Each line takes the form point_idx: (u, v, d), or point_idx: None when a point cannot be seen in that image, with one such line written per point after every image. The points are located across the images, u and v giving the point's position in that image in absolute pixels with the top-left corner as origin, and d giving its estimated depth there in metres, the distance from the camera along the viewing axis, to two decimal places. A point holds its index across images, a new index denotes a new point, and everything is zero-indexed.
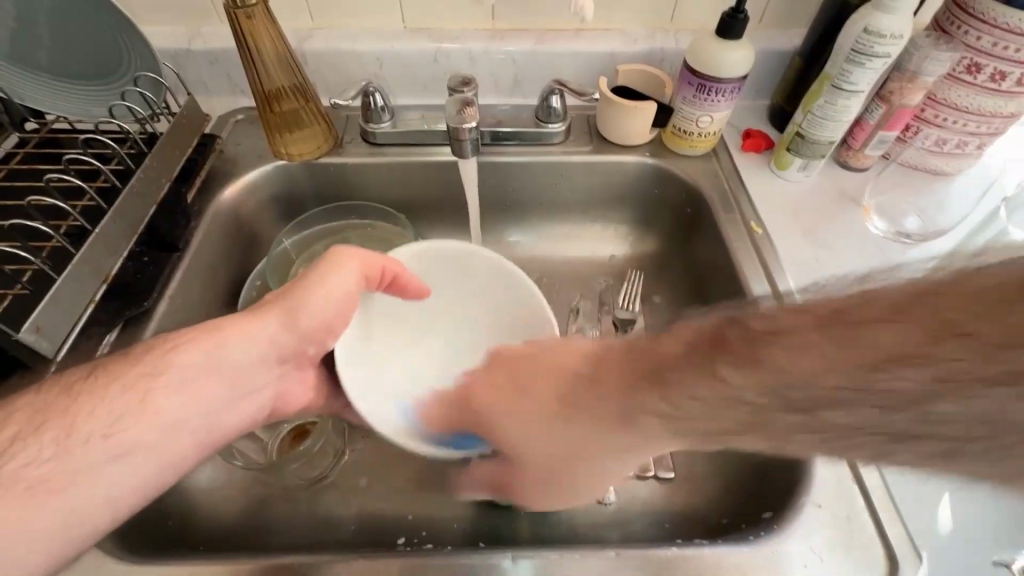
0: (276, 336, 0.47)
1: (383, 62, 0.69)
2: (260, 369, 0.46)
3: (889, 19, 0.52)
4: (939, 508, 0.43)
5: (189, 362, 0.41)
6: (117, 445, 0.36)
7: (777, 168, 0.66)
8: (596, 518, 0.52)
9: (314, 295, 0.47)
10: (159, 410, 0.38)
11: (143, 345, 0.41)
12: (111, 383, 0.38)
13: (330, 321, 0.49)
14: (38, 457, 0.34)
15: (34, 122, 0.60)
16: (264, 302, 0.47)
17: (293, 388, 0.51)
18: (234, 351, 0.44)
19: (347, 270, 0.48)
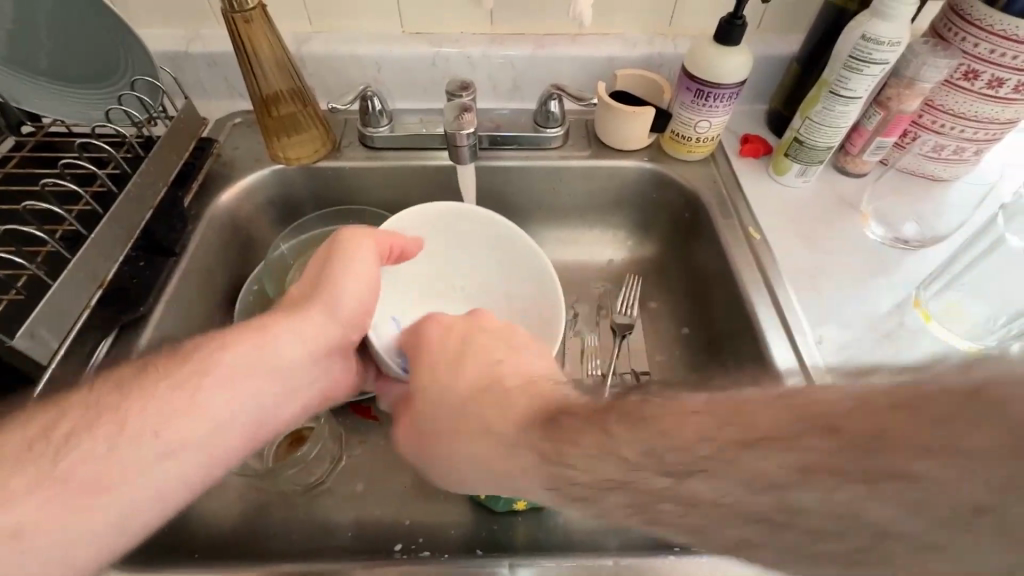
0: (323, 331, 0.45)
1: (381, 66, 0.69)
2: (312, 367, 0.44)
3: (888, 26, 0.52)
4: None
5: (240, 359, 0.40)
6: (169, 443, 0.35)
7: (776, 174, 0.66)
8: (594, 524, 0.52)
9: (349, 279, 0.46)
10: (205, 409, 0.37)
11: (193, 343, 0.40)
12: (162, 381, 0.37)
13: (366, 304, 0.48)
14: (91, 453, 0.33)
15: (31, 126, 0.60)
16: (301, 295, 0.46)
17: (344, 380, 0.49)
18: (282, 348, 0.42)
19: (362, 251, 0.48)
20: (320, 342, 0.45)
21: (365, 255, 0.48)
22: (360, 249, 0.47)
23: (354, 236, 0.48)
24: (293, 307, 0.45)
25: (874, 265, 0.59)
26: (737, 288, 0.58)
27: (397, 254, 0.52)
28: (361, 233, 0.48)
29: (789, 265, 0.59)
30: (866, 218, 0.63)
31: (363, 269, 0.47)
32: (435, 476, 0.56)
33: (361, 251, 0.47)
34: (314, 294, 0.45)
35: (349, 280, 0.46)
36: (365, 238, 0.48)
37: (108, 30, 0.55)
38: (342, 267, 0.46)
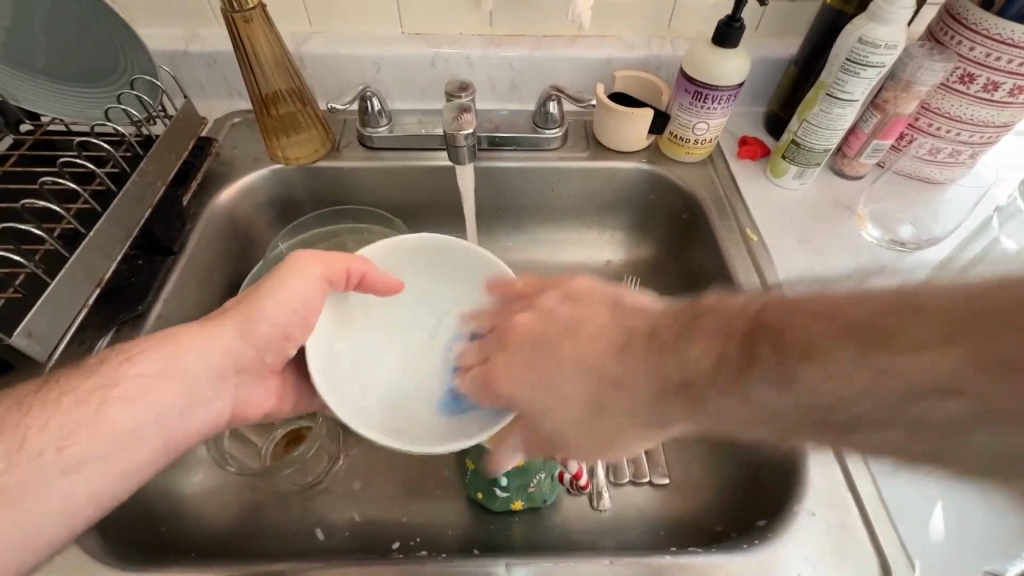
0: (235, 346, 0.45)
1: (380, 67, 0.70)
2: (219, 379, 0.45)
3: (885, 29, 0.52)
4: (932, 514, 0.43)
5: (152, 369, 0.40)
6: (69, 458, 0.36)
7: (773, 176, 0.67)
8: (590, 523, 0.52)
9: (272, 301, 0.45)
10: (114, 421, 0.38)
11: (100, 356, 0.40)
12: (65, 396, 0.37)
13: (288, 328, 0.47)
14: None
15: (29, 123, 0.60)
16: (221, 312, 0.46)
17: (257, 397, 0.49)
18: (194, 361, 0.43)
19: (305, 276, 0.46)
20: (232, 355, 0.45)
21: (305, 277, 0.47)
22: (300, 273, 0.46)
23: (301, 258, 0.47)
24: (209, 322, 0.45)
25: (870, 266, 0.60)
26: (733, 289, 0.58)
27: (358, 281, 0.49)
28: (308, 258, 0.47)
29: (786, 267, 0.59)
30: (862, 220, 0.63)
31: (293, 295, 0.46)
32: (433, 476, 0.56)
33: (301, 275, 0.46)
34: (233, 312, 0.45)
35: (273, 305, 0.45)
36: (306, 261, 0.47)
37: (108, 30, 0.55)
38: (272, 288, 0.46)
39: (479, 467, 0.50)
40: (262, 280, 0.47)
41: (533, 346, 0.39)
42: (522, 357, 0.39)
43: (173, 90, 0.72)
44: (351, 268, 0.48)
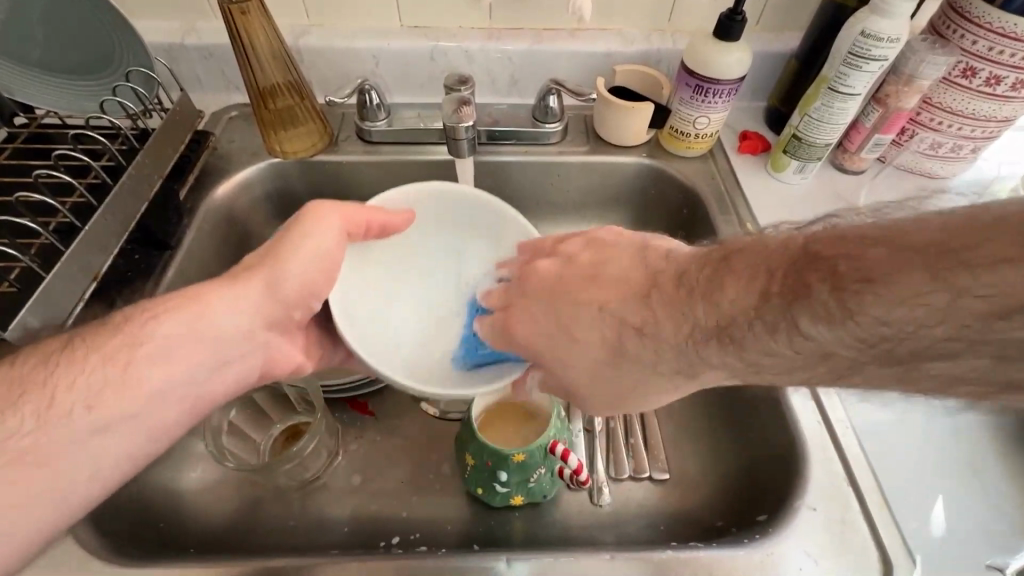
0: (263, 302, 0.44)
1: (379, 60, 0.69)
2: (249, 337, 0.44)
3: (887, 22, 0.52)
4: (933, 511, 0.44)
5: (176, 329, 0.40)
6: (99, 418, 0.36)
7: (774, 171, 0.66)
8: (591, 519, 0.52)
9: (298, 255, 0.45)
10: (139, 381, 0.37)
11: (124, 313, 0.40)
12: (93, 354, 0.37)
13: (313, 283, 0.46)
14: (18, 431, 0.33)
15: (23, 117, 0.58)
16: (246, 268, 0.45)
17: (283, 355, 0.48)
18: (221, 317, 0.42)
19: (328, 226, 0.46)
20: (260, 312, 0.44)
21: (328, 230, 0.46)
22: (323, 223, 0.46)
23: (319, 209, 0.47)
24: (232, 278, 0.44)
25: None
26: None
27: (378, 231, 0.49)
28: (331, 208, 0.47)
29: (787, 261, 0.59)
30: None
31: (321, 248, 0.46)
32: (432, 472, 0.56)
33: (322, 225, 0.46)
34: (259, 268, 0.45)
35: (296, 261, 0.45)
36: (328, 210, 0.47)
37: (110, 25, 0.55)
38: (297, 240, 0.45)
39: (479, 462, 0.50)
40: (286, 233, 0.46)
41: (567, 317, 0.40)
42: (567, 335, 0.40)
43: (169, 84, 0.71)
44: (369, 220, 0.48)
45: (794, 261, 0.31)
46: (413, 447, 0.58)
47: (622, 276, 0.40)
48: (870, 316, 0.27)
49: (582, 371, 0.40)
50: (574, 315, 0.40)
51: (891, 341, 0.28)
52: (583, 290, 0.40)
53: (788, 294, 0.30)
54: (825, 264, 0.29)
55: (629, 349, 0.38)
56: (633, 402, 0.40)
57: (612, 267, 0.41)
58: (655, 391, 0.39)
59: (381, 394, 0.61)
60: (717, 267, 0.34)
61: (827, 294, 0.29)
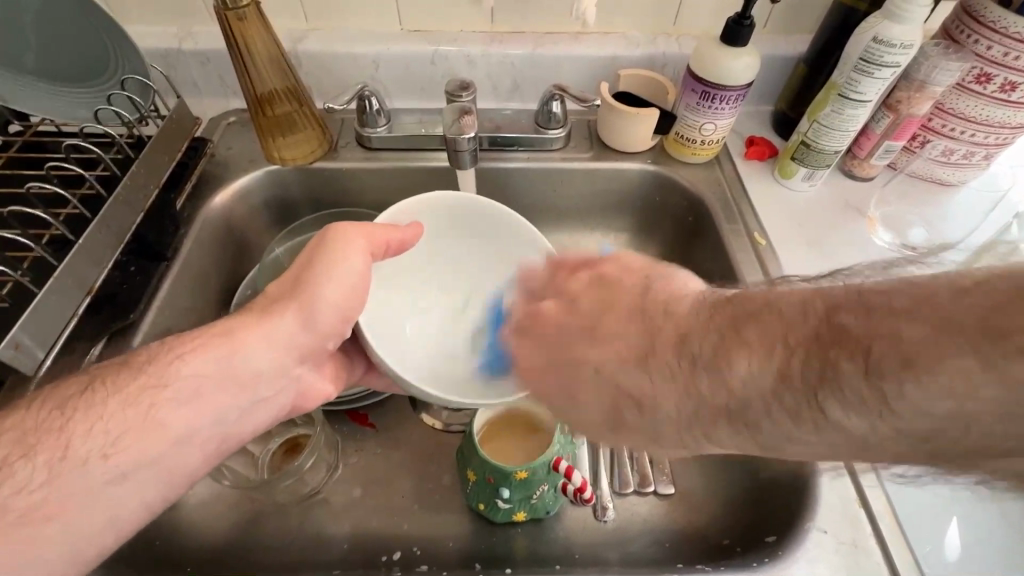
0: (294, 334, 0.45)
1: (378, 65, 0.68)
2: (274, 375, 0.44)
3: (900, 28, 0.51)
4: (947, 535, 0.42)
5: (200, 371, 0.40)
6: (117, 467, 0.35)
7: (782, 177, 0.65)
8: (596, 536, 0.51)
9: (331, 282, 0.44)
10: (166, 426, 0.37)
11: (146, 353, 0.40)
12: (111, 397, 0.36)
13: (347, 307, 0.46)
14: (28, 484, 0.32)
15: (19, 125, 0.58)
16: (276, 299, 0.45)
17: (312, 383, 0.49)
18: (252, 356, 0.43)
19: (354, 252, 0.45)
20: (285, 347, 0.45)
21: (354, 253, 0.45)
22: (347, 249, 0.45)
23: (342, 231, 0.46)
24: (261, 314, 0.44)
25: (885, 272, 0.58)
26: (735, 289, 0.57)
27: (396, 249, 0.49)
28: (352, 233, 0.46)
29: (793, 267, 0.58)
30: (872, 223, 0.62)
31: (349, 272, 0.45)
32: (434, 486, 0.55)
33: (348, 249, 0.45)
34: (289, 299, 0.44)
35: (330, 286, 0.44)
36: (351, 232, 0.46)
37: (95, 28, 0.54)
38: (325, 266, 0.45)
39: (481, 479, 0.49)
40: (313, 259, 0.45)
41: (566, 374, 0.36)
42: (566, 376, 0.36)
43: (165, 90, 0.70)
44: (389, 238, 0.48)
45: (818, 337, 0.27)
46: (414, 461, 0.57)
47: (622, 332, 0.34)
48: (909, 406, 0.24)
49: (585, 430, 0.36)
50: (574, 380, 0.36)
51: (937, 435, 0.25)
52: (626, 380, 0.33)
53: (828, 339, 0.26)
54: (855, 344, 0.25)
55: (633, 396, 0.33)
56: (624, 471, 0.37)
57: (612, 320, 0.35)
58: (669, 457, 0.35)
59: (381, 406, 0.60)
60: (730, 333, 0.29)
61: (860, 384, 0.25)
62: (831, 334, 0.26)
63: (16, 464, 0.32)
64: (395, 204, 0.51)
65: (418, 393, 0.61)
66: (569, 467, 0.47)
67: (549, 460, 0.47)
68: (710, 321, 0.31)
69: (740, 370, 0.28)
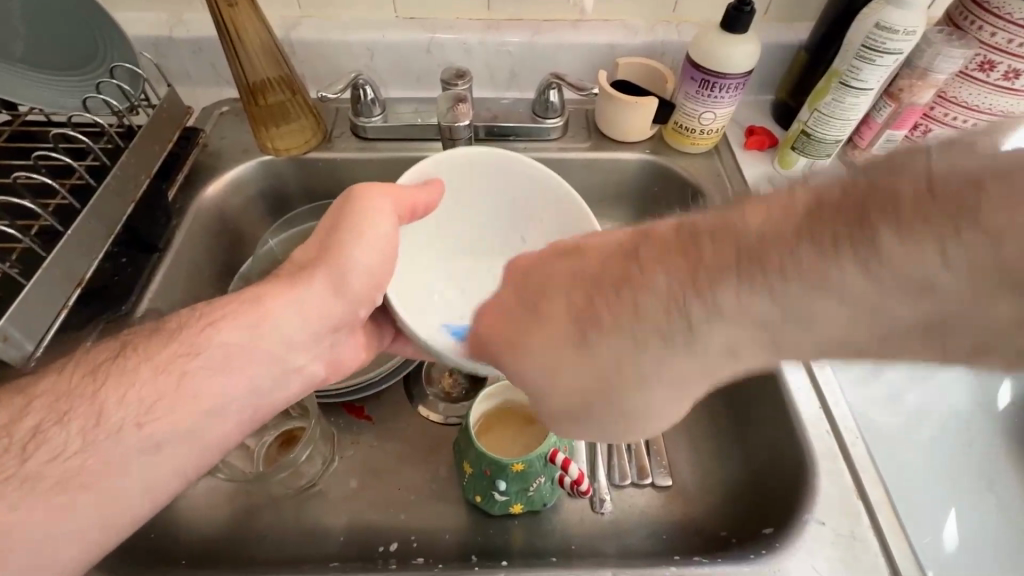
0: (327, 299, 0.44)
1: (373, 54, 0.67)
2: (310, 341, 0.44)
3: (902, 14, 0.50)
4: (945, 525, 0.44)
5: (233, 338, 0.40)
6: (151, 436, 0.35)
7: (781, 167, 0.64)
8: (592, 528, 0.50)
9: (360, 245, 0.44)
10: (195, 393, 0.37)
11: (177, 319, 0.40)
12: (145, 363, 0.37)
13: (376, 275, 0.45)
14: (63, 451, 0.33)
15: (7, 114, 0.57)
16: (308, 264, 0.44)
17: (347, 352, 0.50)
18: (287, 320, 0.42)
19: (378, 215, 0.44)
20: (318, 311, 0.44)
21: (383, 213, 0.45)
22: (374, 212, 0.44)
23: (366, 196, 0.45)
24: (293, 277, 0.44)
25: None
26: None
27: (421, 213, 0.48)
28: (375, 193, 0.45)
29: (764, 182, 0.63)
30: None
31: (378, 236, 0.44)
32: (430, 479, 0.55)
33: (373, 214, 0.44)
34: (318, 265, 0.44)
35: (357, 249, 0.44)
36: (376, 193, 0.45)
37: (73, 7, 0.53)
38: (355, 228, 0.44)
39: (477, 471, 0.48)
40: (343, 220, 0.45)
41: (544, 316, 0.31)
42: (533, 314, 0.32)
43: (157, 79, 0.69)
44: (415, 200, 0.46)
45: (827, 224, 0.22)
46: (410, 453, 0.57)
47: (588, 265, 0.31)
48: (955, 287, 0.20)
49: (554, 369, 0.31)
50: (536, 320, 0.32)
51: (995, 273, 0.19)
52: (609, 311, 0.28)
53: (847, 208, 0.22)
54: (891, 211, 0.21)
55: (601, 314, 0.28)
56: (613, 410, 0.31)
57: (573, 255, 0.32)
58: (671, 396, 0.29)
59: (377, 398, 0.60)
60: (702, 254, 0.25)
61: (907, 261, 0.21)
62: (846, 207, 0.22)
63: (49, 432, 0.33)
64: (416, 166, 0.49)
65: (415, 386, 0.61)
66: (566, 459, 0.47)
67: (546, 452, 0.47)
68: (684, 225, 0.28)
69: (731, 291, 0.24)
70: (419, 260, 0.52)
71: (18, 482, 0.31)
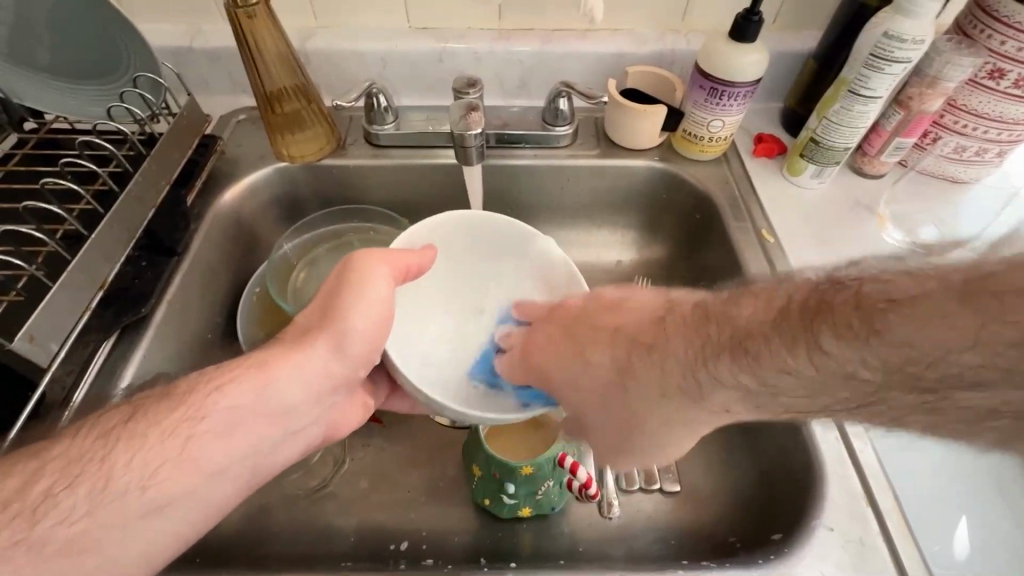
0: (328, 363, 0.44)
1: (386, 63, 0.68)
2: (310, 406, 0.43)
3: (911, 23, 0.50)
4: (956, 530, 0.43)
5: (235, 403, 0.39)
6: (156, 499, 0.34)
7: (790, 174, 0.65)
8: (600, 532, 0.51)
9: (357, 310, 0.44)
10: (199, 458, 0.36)
11: (185, 384, 0.39)
12: (152, 426, 0.36)
13: (375, 337, 0.45)
14: (59, 519, 0.32)
15: (34, 122, 0.59)
16: (307, 329, 0.44)
17: (344, 414, 0.49)
18: (285, 385, 0.41)
19: (377, 276, 0.45)
20: (324, 376, 0.44)
21: (381, 280, 0.45)
22: (371, 274, 0.45)
23: (363, 258, 0.46)
24: (294, 344, 0.43)
25: (869, 233, 0.60)
26: (732, 250, 0.60)
27: (415, 273, 0.49)
28: (372, 255, 0.46)
29: (772, 203, 0.63)
30: (882, 221, 0.61)
31: (376, 300, 0.45)
32: (440, 480, 0.56)
33: (371, 275, 0.45)
34: (322, 328, 0.44)
35: (357, 313, 0.44)
36: (371, 260, 0.46)
37: (90, 5, 0.53)
38: (356, 293, 0.44)
39: (486, 474, 0.49)
40: (340, 287, 0.45)
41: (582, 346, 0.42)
42: (580, 349, 0.42)
43: (177, 87, 0.71)
44: (410, 263, 0.48)
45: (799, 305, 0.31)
46: (420, 456, 0.57)
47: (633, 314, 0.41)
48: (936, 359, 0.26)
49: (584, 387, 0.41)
50: (586, 345, 0.42)
51: (918, 369, 0.27)
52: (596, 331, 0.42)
53: (809, 312, 0.30)
54: (842, 311, 0.28)
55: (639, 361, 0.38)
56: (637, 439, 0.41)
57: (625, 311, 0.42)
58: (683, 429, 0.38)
59: None
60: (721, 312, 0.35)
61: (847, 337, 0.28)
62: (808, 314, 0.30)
63: (51, 502, 0.32)
64: (412, 229, 0.51)
65: None
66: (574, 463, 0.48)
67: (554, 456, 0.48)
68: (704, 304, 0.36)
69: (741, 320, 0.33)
70: (418, 299, 0.53)
71: (44, 535, 0.31)
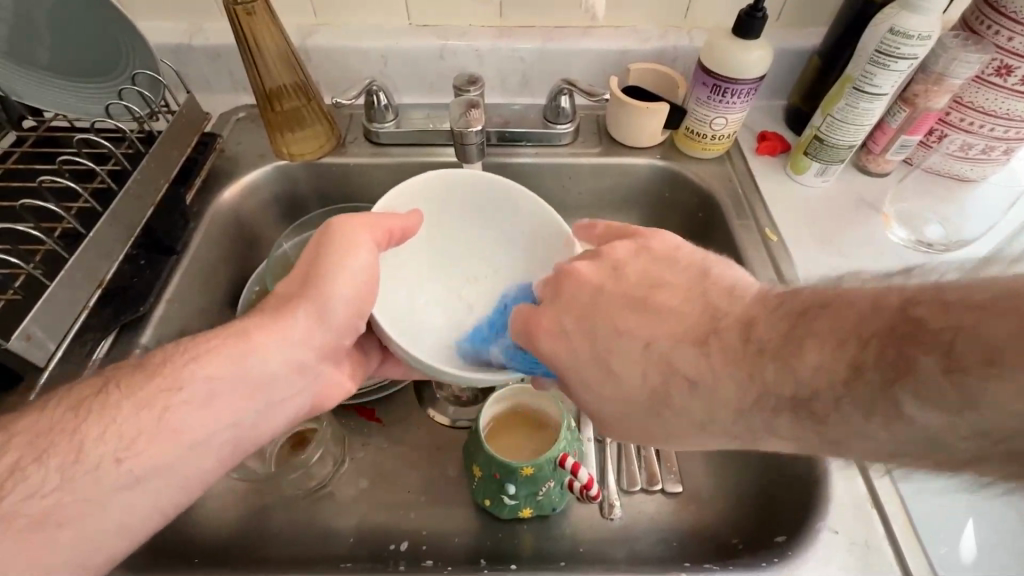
0: (310, 330, 0.43)
1: (387, 61, 0.68)
2: (293, 376, 0.43)
3: (917, 20, 0.50)
4: (964, 533, 0.42)
5: (212, 372, 0.38)
6: (131, 471, 0.34)
7: (794, 172, 0.64)
8: (602, 534, 0.50)
9: (338, 275, 0.42)
10: (177, 428, 0.36)
11: (162, 353, 0.39)
12: (128, 398, 0.36)
13: (359, 301, 0.44)
14: (54, 519, 0.32)
15: (33, 120, 0.59)
16: (288, 298, 0.43)
17: (331, 385, 0.48)
18: (266, 352, 0.41)
19: (358, 241, 0.43)
20: (308, 347, 0.43)
21: (363, 247, 0.43)
22: (350, 238, 0.43)
23: (343, 224, 0.44)
24: (275, 312, 0.42)
25: (873, 233, 0.60)
26: (735, 249, 0.59)
27: (398, 237, 0.46)
28: (352, 221, 0.44)
29: (776, 202, 0.62)
30: (887, 220, 0.61)
31: (358, 263, 0.43)
32: (441, 481, 0.55)
33: (352, 239, 0.43)
34: (301, 298, 0.43)
35: (337, 277, 0.42)
36: (350, 224, 0.44)
37: (88, 5, 0.52)
38: (334, 263, 0.42)
39: (486, 474, 0.48)
40: (322, 256, 0.43)
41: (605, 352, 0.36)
42: (611, 334, 0.36)
43: (176, 85, 0.70)
44: (393, 227, 0.45)
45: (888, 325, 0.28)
46: (420, 456, 0.57)
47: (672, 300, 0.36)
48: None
49: (613, 400, 0.36)
50: (617, 330, 0.36)
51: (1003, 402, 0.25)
52: (622, 312, 0.36)
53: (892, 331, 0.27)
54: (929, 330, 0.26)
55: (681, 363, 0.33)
56: (655, 441, 0.36)
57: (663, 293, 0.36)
58: (708, 436, 0.35)
59: (388, 401, 0.60)
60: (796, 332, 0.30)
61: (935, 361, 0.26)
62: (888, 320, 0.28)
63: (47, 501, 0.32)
64: (390, 195, 0.48)
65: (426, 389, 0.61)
66: (575, 464, 0.47)
67: (555, 456, 0.47)
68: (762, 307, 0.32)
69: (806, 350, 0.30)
70: (403, 269, 0.51)
71: (10, 510, 0.31)
